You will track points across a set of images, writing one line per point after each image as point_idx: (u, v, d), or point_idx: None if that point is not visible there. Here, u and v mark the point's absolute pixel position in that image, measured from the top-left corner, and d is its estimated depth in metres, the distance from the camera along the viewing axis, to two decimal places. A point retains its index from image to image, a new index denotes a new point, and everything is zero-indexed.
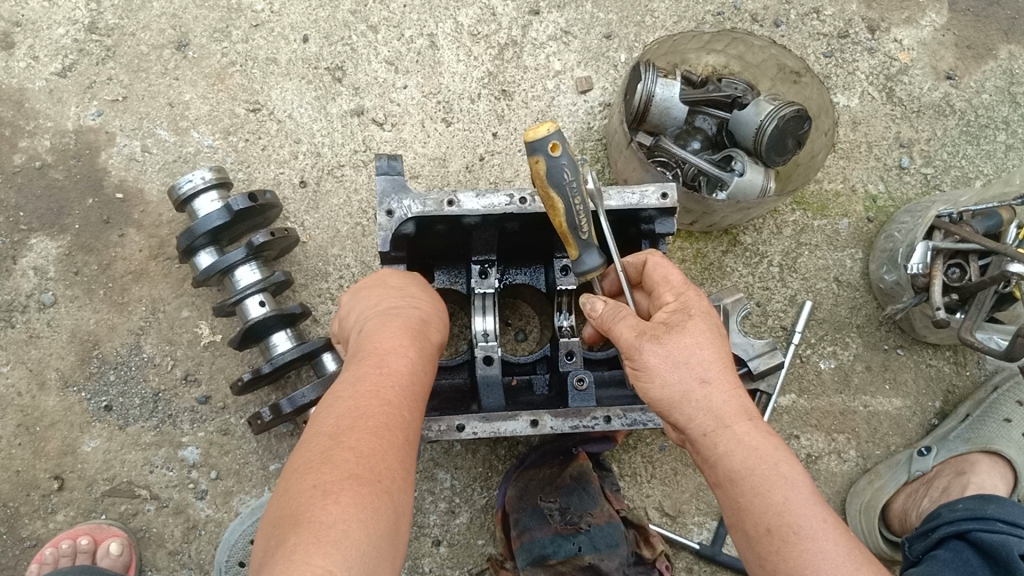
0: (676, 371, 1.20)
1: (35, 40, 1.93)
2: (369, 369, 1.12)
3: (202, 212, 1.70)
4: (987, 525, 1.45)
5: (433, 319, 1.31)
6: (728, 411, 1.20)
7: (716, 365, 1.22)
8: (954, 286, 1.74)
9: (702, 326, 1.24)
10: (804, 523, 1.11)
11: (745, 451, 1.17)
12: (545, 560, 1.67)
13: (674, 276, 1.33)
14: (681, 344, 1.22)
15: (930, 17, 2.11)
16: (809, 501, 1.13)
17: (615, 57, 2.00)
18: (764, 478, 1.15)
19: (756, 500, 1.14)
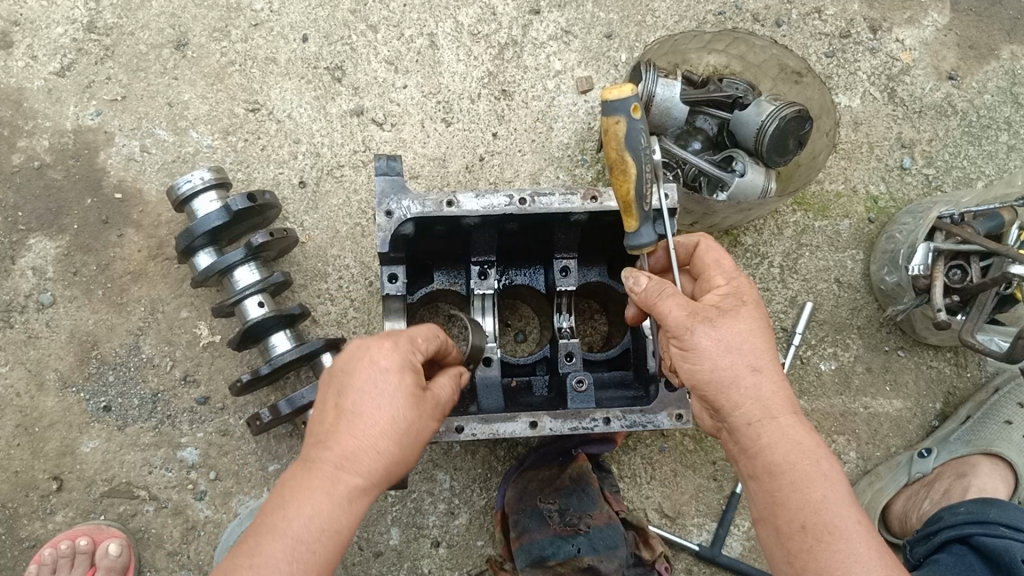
0: (728, 356, 1.21)
1: (34, 40, 1.92)
2: (268, 528, 1.10)
3: (202, 212, 1.69)
4: (989, 528, 1.45)
5: (369, 447, 1.15)
6: (774, 403, 1.22)
7: (768, 357, 1.24)
8: (955, 287, 1.73)
9: (755, 315, 1.26)
10: (839, 524, 1.15)
11: (787, 447, 1.20)
12: (545, 561, 1.67)
13: (725, 262, 1.35)
14: (736, 330, 1.23)
15: (933, 17, 2.10)
16: (845, 505, 1.16)
17: (616, 57, 1.99)
18: (805, 474, 1.18)
19: (794, 495, 1.17)
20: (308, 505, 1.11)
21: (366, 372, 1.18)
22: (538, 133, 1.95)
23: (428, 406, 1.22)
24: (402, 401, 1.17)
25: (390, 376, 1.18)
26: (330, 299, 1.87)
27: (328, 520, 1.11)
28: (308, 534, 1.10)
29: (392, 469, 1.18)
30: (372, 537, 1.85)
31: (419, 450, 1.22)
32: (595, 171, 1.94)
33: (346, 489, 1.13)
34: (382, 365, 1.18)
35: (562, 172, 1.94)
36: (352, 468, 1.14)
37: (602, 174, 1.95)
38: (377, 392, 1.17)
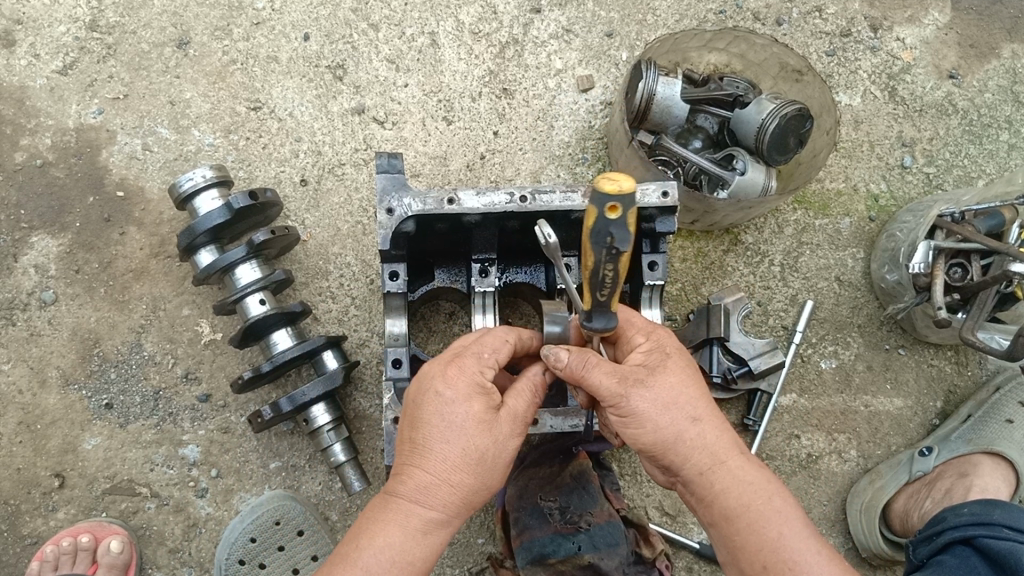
0: (666, 414, 1.24)
1: (36, 38, 1.93)
2: (343, 556, 1.19)
3: (203, 210, 1.69)
4: (992, 530, 1.45)
5: (441, 479, 1.21)
6: (719, 450, 1.26)
7: (705, 406, 1.27)
8: (956, 285, 1.73)
9: (683, 366, 1.29)
10: (800, 557, 1.19)
11: (737, 490, 1.24)
12: (545, 559, 1.66)
13: (638, 319, 1.35)
14: (668, 387, 1.25)
15: (934, 15, 2.10)
16: (802, 536, 1.21)
17: (617, 56, 1.99)
18: (758, 513, 1.23)
19: (752, 536, 1.22)
20: (385, 537, 1.19)
21: (434, 405, 1.23)
22: (539, 132, 1.96)
23: (502, 428, 1.24)
24: (471, 430, 1.21)
25: (456, 407, 1.22)
26: (331, 297, 1.87)
27: (405, 548, 1.19)
28: (388, 561, 1.18)
29: (466, 495, 1.23)
30: None
31: (498, 472, 1.25)
32: (596, 170, 1.95)
33: (423, 516, 1.21)
34: (448, 396, 1.22)
35: (562, 171, 1.95)
36: (427, 499, 1.21)
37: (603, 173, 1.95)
38: (446, 424, 1.21)
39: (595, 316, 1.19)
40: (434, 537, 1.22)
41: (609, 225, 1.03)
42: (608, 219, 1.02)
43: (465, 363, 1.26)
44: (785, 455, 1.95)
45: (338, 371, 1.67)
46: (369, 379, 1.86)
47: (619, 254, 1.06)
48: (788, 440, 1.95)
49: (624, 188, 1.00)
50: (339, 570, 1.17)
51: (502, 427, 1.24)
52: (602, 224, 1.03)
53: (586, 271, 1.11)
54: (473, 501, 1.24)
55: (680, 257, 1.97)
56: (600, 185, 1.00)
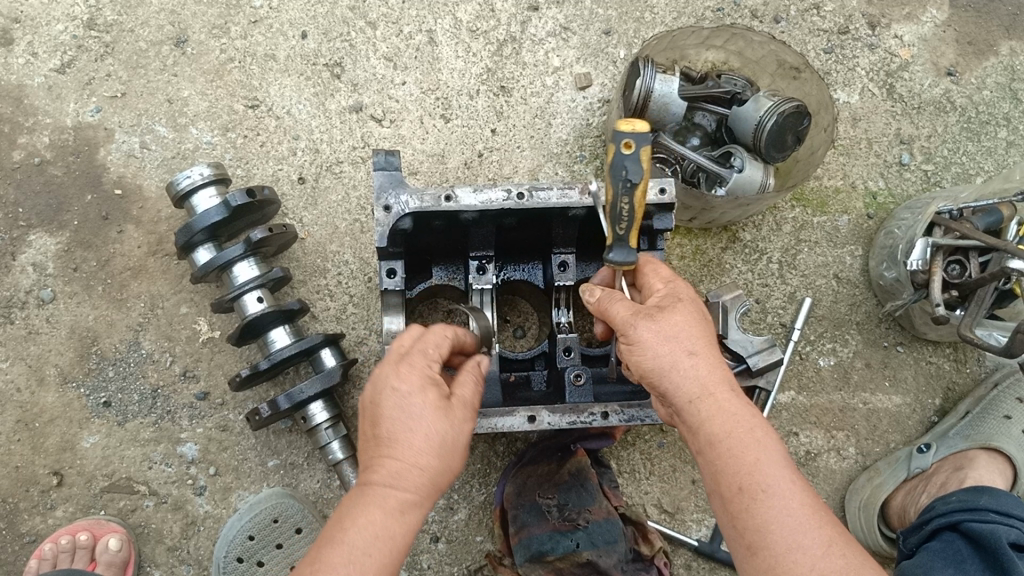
0: (667, 344, 1.23)
1: (35, 36, 1.93)
2: (318, 550, 1.13)
3: (201, 208, 1.69)
4: (977, 514, 1.46)
5: (411, 463, 1.19)
6: (710, 380, 1.23)
7: (705, 340, 1.25)
8: (953, 282, 1.73)
9: (691, 308, 1.28)
10: (776, 485, 1.14)
11: (724, 418, 1.20)
12: (543, 556, 1.67)
13: (664, 270, 1.37)
14: (673, 322, 1.25)
15: (931, 13, 2.10)
16: (781, 467, 1.16)
17: (615, 53, 1.99)
18: (741, 442, 1.18)
19: (731, 462, 1.17)
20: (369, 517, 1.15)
21: (390, 399, 1.22)
22: (537, 129, 1.95)
23: (457, 413, 1.25)
24: (429, 413, 1.22)
25: (413, 396, 1.22)
26: (329, 294, 1.87)
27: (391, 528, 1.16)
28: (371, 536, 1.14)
29: (435, 473, 1.22)
30: None
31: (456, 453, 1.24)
32: (594, 168, 1.95)
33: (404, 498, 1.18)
34: (404, 390, 1.23)
35: (560, 169, 1.95)
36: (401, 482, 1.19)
37: (601, 170, 1.95)
38: (404, 411, 1.21)
39: (613, 251, 1.28)
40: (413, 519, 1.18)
41: (624, 160, 1.19)
42: (624, 154, 1.19)
43: (415, 358, 1.27)
44: None
45: (336, 369, 1.67)
46: (367, 376, 1.86)
47: (631, 185, 1.21)
48: (787, 437, 1.95)
49: (634, 124, 1.18)
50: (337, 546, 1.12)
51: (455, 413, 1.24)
52: (618, 158, 1.20)
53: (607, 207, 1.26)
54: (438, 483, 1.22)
55: (678, 254, 1.97)
56: (618, 124, 1.18)
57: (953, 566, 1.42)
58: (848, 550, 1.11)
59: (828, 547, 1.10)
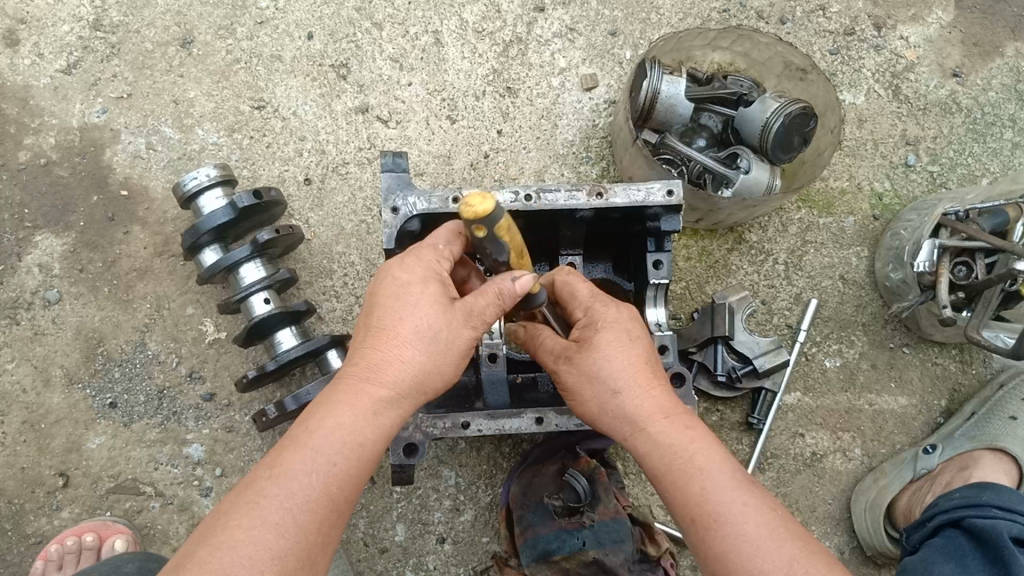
0: (592, 387, 1.27)
1: (40, 37, 1.93)
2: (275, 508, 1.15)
3: (207, 209, 1.69)
4: (981, 511, 1.45)
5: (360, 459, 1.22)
6: (641, 414, 1.24)
7: (631, 373, 1.26)
8: (960, 284, 1.73)
9: (612, 337, 1.27)
10: (723, 511, 1.14)
11: (660, 452, 1.21)
12: (550, 555, 1.66)
13: (579, 291, 1.33)
14: (592, 362, 1.27)
15: (937, 14, 2.10)
16: (726, 491, 1.15)
17: (621, 54, 1.99)
18: (681, 470, 1.19)
19: (678, 494, 1.18)
20: (238, 531, 1.08)
21: (391, 287, 1.24)
22: (543, 130, 1.95)
23: (458, 316, 1.22)
24: (427, 312, 1.22)
25: (412, 287, 1.23)
26: (335, 296, 1.87)
27: (293, 541, 1.09)
28: (281, 553, 1.08)
29: (364, 456, 1.18)
30: (378, 534, 1.85)
31: (459, 364, 1.26)
32: (600, 169, 1.94)
33: (320, 517, 1.12)
34: (408, 280, 1.23)
35: (566, 170, 1.94)
36: (279, 465, 1.13)
37: (607, 171, 1.95)
38: (404, 302, 1.22)
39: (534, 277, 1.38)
40: (316, 530, 1.12)
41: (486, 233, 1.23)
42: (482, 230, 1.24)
43: (426, 253, 1.26)
44: (789, 453, 1.95)
45: None
46: None
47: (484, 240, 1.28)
48: (793, 439, 1.95)
49: (475, 211, 1.19)
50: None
51: (442, 383, 1.26)
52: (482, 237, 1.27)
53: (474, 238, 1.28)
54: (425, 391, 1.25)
55: (684, 255, 1.97)
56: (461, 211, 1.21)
57: (954, 561, 1.42)
58: (811, 565, 1.09)
59: (789, 568, 1.09)
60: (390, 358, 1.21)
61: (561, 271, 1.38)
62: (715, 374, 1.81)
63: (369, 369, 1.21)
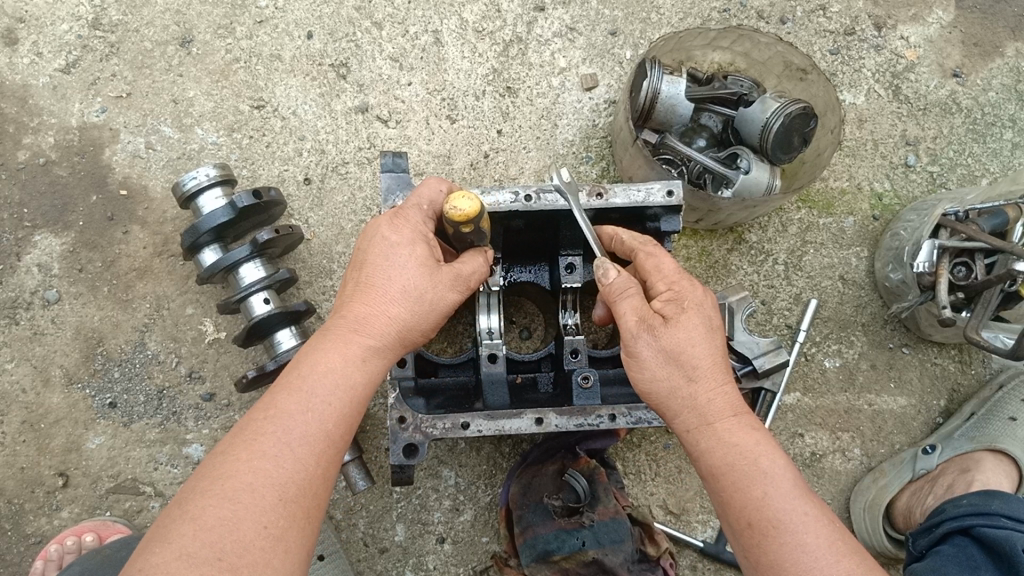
0: (665, 368, 1.25)
1: (39, 36, 1.92)
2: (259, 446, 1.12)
3: (207, 209, 1.69)
4: (991, 520, 1.46)
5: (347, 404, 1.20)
6: (711, 409, 1.24)
7: (707, 361, 1.25)
8: (960, 284, 1.73)
9: (697, 320, 1.26)
10: (786, 516, 1.14)
11: (726, 450, 1.21)
12: (550, 556, 1.66)
13: (665, 267, 1.33)
14: (676, 337, 1.24)
15: (937, 14, 2.10)
16: (791, 497, 1.16)
17: (621, 54, 1.99)
18: (745, 472, 1.19)
19: (736, 495, 1.18)
20: (240, 465, 1.09)
21: (380, 247, 1.28)
22: (543, 130, 1.95)
23: (444, 279, 1.28)
24: (412, 269, 1.26)
25: (399, 248, 1.27)
26: (335, 296, 1.87)
27: (292, 473, 1.10)
28: (284, 484, 1.09)
29: (355, 399, 1.20)
30: (378, 533, 1.85)
31: (441, 321, 1.31)
32: (600, 169, 1.94)
33: (318, 453, 1.13)
34: (393, 240, 1.27)
35: (566, 170, 1.94)
36: (275, 406, 1.14)
37: (607, 171, 1.94)
38: (389, 262, 1.26)
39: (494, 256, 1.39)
40: (316, 465, 1.13)
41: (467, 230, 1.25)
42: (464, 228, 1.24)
43: (412, 214, 1.30)
44: (789, 453, 1.95)
45: None
46: None
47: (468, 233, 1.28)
48: (792, 439, 1.95)
49: (467, 213, 1.20)
50: (205, 510, 1.04)
51: (425, 336, 1.30)
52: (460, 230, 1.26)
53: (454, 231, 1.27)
54: (408, 345, 1.29)
55: (684, 255, 1.97)
56: (451, 216, 1.20)
57: (967, 571, 1.42)
58: None
59: None
60: (377, 311, 1.25)
61: (644, 245, 1.38)
62: None
63: (357, 320, 1.25)
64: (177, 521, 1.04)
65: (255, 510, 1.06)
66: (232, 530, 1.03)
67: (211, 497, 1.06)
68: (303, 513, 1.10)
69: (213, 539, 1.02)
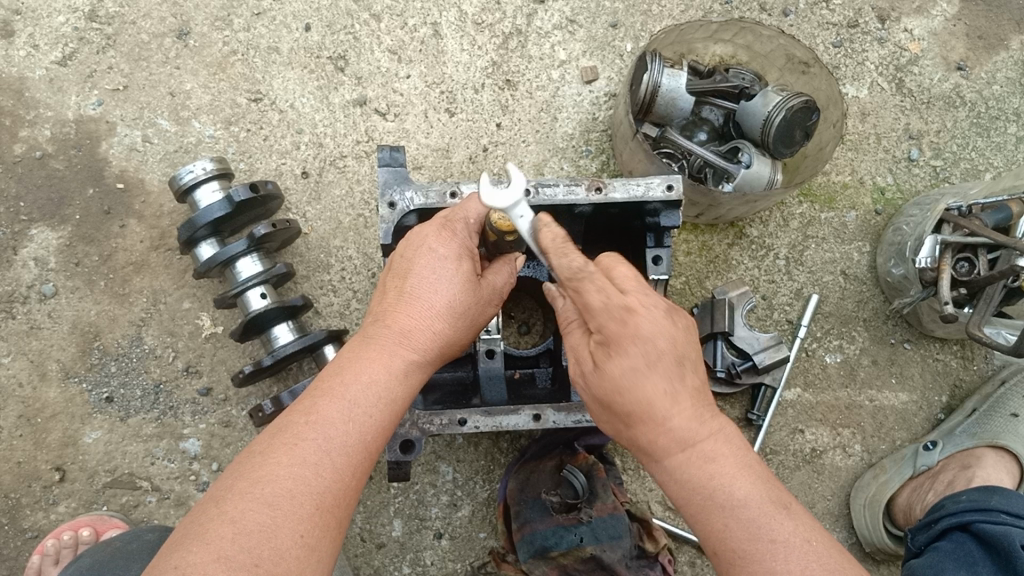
0: (604, 412, 1.24)
1: (35, 29, 1.91)
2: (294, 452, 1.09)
3: (203, 203, 1.68)
4: (988, 515, 1.45)
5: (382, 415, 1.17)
6: (656, 447, 1.18)
7: (643, 407, 1.17)
8: (962, 279, 1.71)
9: (634, 360, 1.16)
10: (745, 547, 1.09)
11: (677, 486, 1.17)
12: (546, 552, 1.66)
13: (594, 301, 1.18)
14: (608, 382, 1.18)
15: (941, 6, 2.07)
16: (745, 525, 1.10)
17: (621, 47, 1.97)
18: (701, 508, 1.14)
19: (697, 527, 1.15)
20: (278, 469, 1.05)
21: (426, 257, 1.26)
22: (542, 124, 1.94)
23: (481, 295, 1.30)
24: (457, 285, 1.26)
25: (448, 263, 1.26)
26: (332, 290, 1.86)
27: (331, 483, 1.08)
28: (324, 492, 1.07)
29: (394, 414, 1.19)
30: (375, 529, 1.84)
31: (473, 332, 1.33)
32: (599, 162, 1.93)
33: (356, 464, 1.12)
34: (441, 252, 1.27)
35: (566, 163, 1.93)
36: (317, 412, 1.12)
37: (606, 165, 1.93)
38: (435, 275, 1.26)
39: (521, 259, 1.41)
40: (354, 475, 1.11)
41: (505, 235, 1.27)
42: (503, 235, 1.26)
43: (458, 227, 1.29)
44: (789, 450, 1.94)
45: None
46: None
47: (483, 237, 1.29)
48: (793, 435, 1.94)
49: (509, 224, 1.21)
50: (244, 513, 1.01)
51: (458, 350, 1.32)
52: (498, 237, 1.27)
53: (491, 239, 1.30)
54: (444, 358, 1.30)
55: (684, 250, 1.96)
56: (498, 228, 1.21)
57: (965, 569, 1.41)
58: None
59: None
60: (420, 324, 1.24)
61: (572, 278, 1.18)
62: (715, 370, 1.83)
63: (400, 331, 1.24)
64: (216, 522, 1.00)
65: (295, 518, 1.03)
66: (271, 536, 1.00)
67: (249, 500, 1.03)
68: (336, 523, 1.08)
69: (253, 543, 0.99)
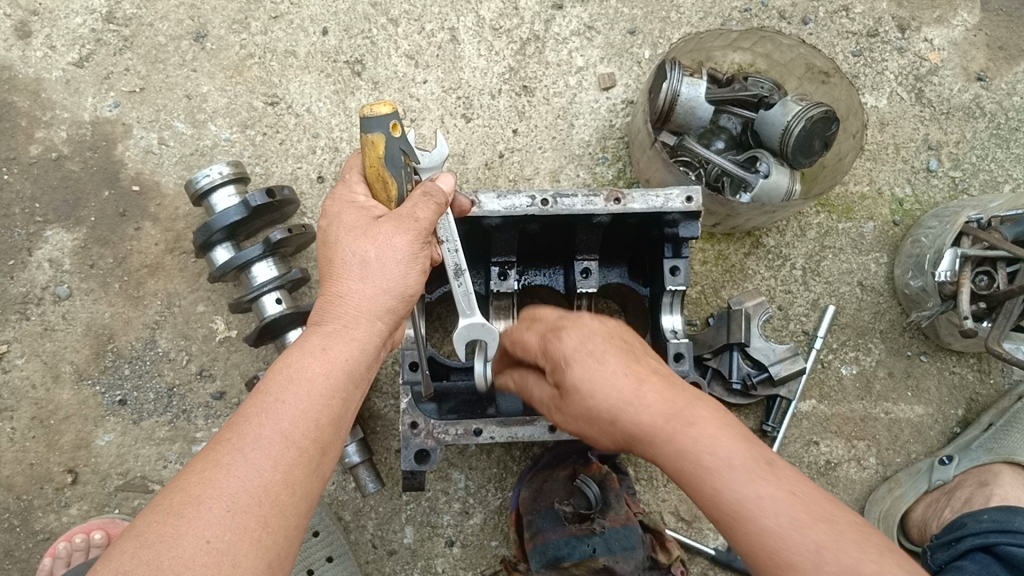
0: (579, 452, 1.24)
1: (52, 30, 1.91)
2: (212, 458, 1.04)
3: (219, 207, 1.67)
4: (1014, 537, 1.44)
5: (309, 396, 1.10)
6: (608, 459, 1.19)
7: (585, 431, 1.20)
8: (981, 294, 1.69)
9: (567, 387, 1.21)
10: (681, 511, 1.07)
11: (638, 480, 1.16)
12: (559, 562, 1.63)
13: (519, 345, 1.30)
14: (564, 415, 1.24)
15: (962, 16, 2.06)
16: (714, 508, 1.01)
17: (639, 53, 1.96)
18: None
19: None
20: (190, 475, 1.02)
21: (325, 240, 1.25)
22: (559, 130, 1.93)
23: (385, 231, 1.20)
24: (359, 242, 1.20)
25: (343, 233, 1.22)
26: None
27: (246, 480, 1.02)
28: (237, 492, 1.01)
29: (318, 395, 1.11)
30: (386, 536, 1.84)
31: (402, 283, 1.21)
32: (616, 170, 1.92)
33: (277, 455, 1.05)
34: (336, 225, 1.24)
35: (582, 171, 1.92)
36: (239, 414, 1.08)
37: (623, 173, 1.92)
38: (339, 245, 1.22)
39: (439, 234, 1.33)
40: (277, 468, 1.04)
41: (398, 141, 1.23)
42: (397, 137, 1.22)
43: (344, 202, 1.26)
44: (803, 461, 1.93)
45: None
46: (384, 378, 1.86)
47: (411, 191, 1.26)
48: (807, 447, 1.93)
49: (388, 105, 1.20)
50: (149, 525, 0.98)
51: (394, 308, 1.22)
52: (393, 142, 1.22)
53: (375, 180, 1.24)
54: (382, 327, 1.21)
55: (700, 259, 1.95)
56: (384, 107, 1.19)
57: None
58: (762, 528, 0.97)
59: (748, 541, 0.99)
60: (339, 301, 1.20)
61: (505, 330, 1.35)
62: (730, 381, 1.81)
63: (325, 314, 1.20)
64: (124, 540, 0.98)
65: (202, 521, 0.98)
66: (171, 545, 0.96)
67: (158, 512, 1.00)
68: (255, 524, 1.00)
69: (154, 556, 0.95)
